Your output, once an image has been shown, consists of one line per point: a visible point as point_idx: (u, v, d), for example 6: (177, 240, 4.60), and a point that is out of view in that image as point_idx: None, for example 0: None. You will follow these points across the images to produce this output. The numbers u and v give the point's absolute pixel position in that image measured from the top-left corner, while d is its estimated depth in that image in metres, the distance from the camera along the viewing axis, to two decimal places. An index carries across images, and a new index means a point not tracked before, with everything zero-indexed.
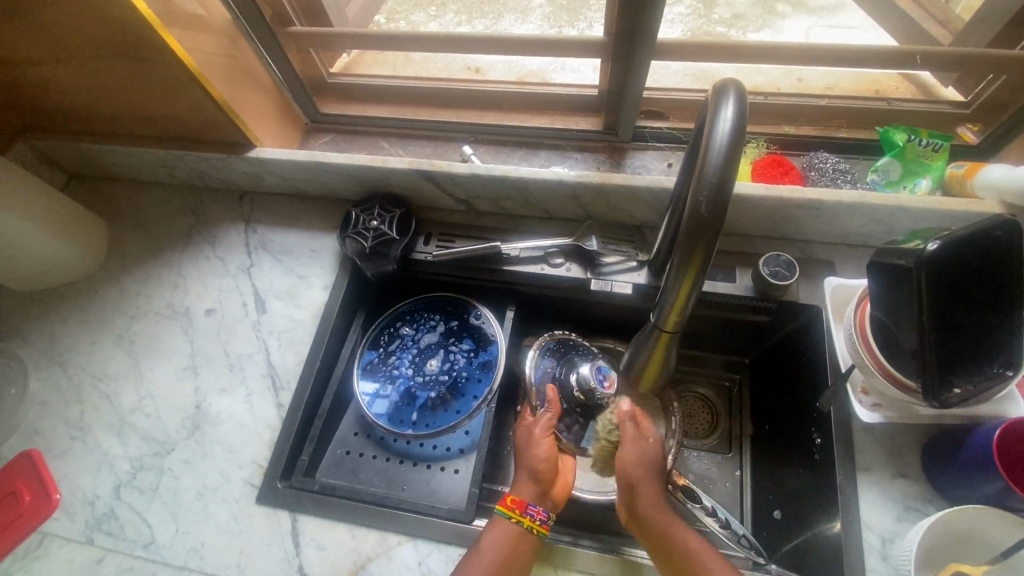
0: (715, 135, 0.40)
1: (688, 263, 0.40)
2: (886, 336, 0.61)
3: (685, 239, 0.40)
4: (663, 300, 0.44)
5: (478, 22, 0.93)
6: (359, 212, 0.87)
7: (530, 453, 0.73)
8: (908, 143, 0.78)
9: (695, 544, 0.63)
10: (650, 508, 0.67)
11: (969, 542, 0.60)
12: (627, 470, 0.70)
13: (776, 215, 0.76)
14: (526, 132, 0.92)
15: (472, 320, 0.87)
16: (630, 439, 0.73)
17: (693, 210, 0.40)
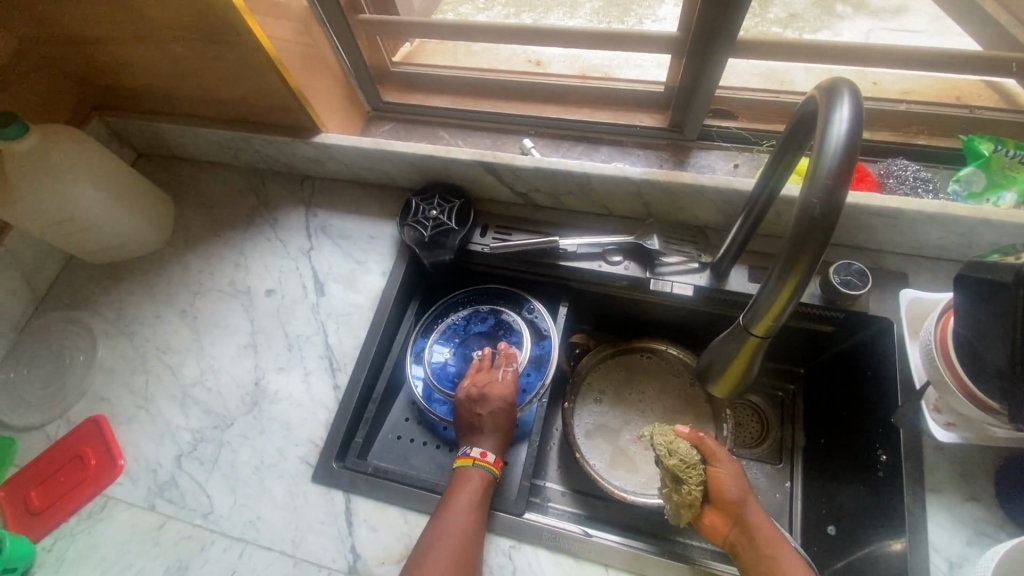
0: (829, 134, 0.39)
1: (791, 271, 0.40)
2: (969, 355, 0.58)
3: (791, 245, 0.40)
4: (757, 304, 0.44)
5: (530, 14, 0.91)
6: (420, 201, 0.88)
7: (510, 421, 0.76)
8: (993, 153, 0.74)
9: (788, 554, 0.61)
10: (762, 529, 0.62)
11: None
12: (734, 493, 0.64)
13: (849, 222, 0.74)
14: (587, 127, 0.92)
15: (525, 314, 0.86)
16: (722, 457, 0.67)
17: (802, 212, 0.39)
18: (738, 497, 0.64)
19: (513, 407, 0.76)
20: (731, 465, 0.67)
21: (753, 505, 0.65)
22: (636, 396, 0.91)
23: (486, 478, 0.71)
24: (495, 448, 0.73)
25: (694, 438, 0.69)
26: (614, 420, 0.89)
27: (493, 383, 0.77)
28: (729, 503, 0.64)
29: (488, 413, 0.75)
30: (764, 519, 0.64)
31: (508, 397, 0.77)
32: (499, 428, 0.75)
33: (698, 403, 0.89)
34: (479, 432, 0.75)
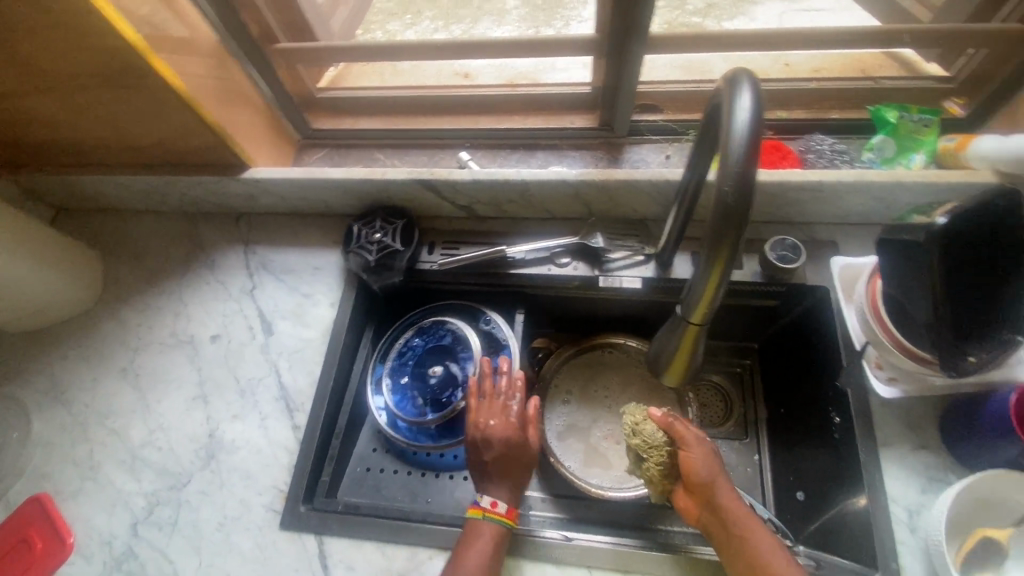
0: (734, 122, 0.40)
1: (716, 258, 0.41)
2: (899, 315, 0.62)
3: (711, 233, 0.41)
4: (692, 292, 0.45)
5: (457, 25, 0.91)
6: (361, 225, 0.85)
7: (518, 462, 0.72)
8: (899, 120, 0.79)
9: (756, 531, 0.60)
10: (735, 508, 0.62)
11: (991, 506, 0.62)
12: (703, 476, 0.65)
13: (778, 199, 0.77)
14: (521, 133, 0.92)
15: (483, 326, 0.85)
16: (692, 441, 0.68)
17: (719, 198, 0.40)
18: (707, 479, 0.65)
19: (520, 447, 0.72)
20: (703, 448, 0.67)
21: (724, 485, 0.65)
22: (602, 391, 0.92)
23: (500, 531, 0.67)
24: (506, 496, 0.69)
25: (663, 421, 0.70)
26: (584, 419, 0.90)
27: (496, 424, 0.73)
28: (698, 485, 0.65)
29: (497, 456, 0.72)
30: (735, 497, 0.64)
31: (511, 435, 0.73)
32: (509, 471, 0.71)
33: (662, 390, 0.90)
34: (492, 479, 0.71)
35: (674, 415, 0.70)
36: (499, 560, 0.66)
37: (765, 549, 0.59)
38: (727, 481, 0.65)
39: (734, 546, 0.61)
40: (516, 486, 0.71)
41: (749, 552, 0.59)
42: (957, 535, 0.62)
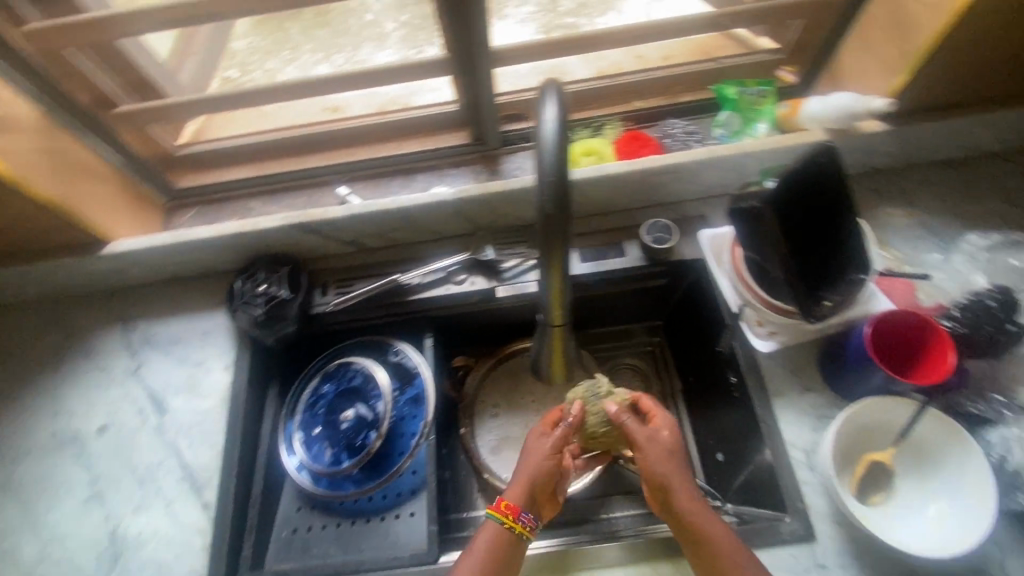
0: (544, 135, 0.43)
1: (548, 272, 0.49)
2: (759, 272, 0.67)
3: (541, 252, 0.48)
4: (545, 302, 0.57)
5: (339, 55, 0.94)
6: (243, 281, 0.82)
7: (532, 458, 0.66)
8: (739, 95, 0.86)
9: (710, 533, 0.58)
10: (688, 509, 0.60)
11: (872, 432, 0.67)
12: (656, 477, 0.62)
13: (645, 184, 0.81)
14: (397, 159, 0.92)
15: (391, 358, 0.83)
16: (642, 440, 0.65)
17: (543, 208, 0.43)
18: (660, 482, 0.62)
19: (538, 439, 0.68)
20: (658, 446, 0.64)
21: (680, 484, 0.61)
22: (527, 397, 0.93)
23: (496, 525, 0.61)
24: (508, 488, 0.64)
25: (615, 417, 0.68)
26: (513, 428, 0.90)
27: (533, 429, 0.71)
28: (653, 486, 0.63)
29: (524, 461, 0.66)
30: (692, 496, 0.60)
31: (540, 433, 0.69)
32: (523, 465, 0.66)
33: None
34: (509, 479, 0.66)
35: (625, 414, 0.67)
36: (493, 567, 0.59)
37: (719, 548, 0.57)
38: (682, 476, 0.62)
39: (692, 547, 0.59)
40: (532, 481, 0.64)
41: (705, 553, 0.58)
42: (848, 465, 0.67)
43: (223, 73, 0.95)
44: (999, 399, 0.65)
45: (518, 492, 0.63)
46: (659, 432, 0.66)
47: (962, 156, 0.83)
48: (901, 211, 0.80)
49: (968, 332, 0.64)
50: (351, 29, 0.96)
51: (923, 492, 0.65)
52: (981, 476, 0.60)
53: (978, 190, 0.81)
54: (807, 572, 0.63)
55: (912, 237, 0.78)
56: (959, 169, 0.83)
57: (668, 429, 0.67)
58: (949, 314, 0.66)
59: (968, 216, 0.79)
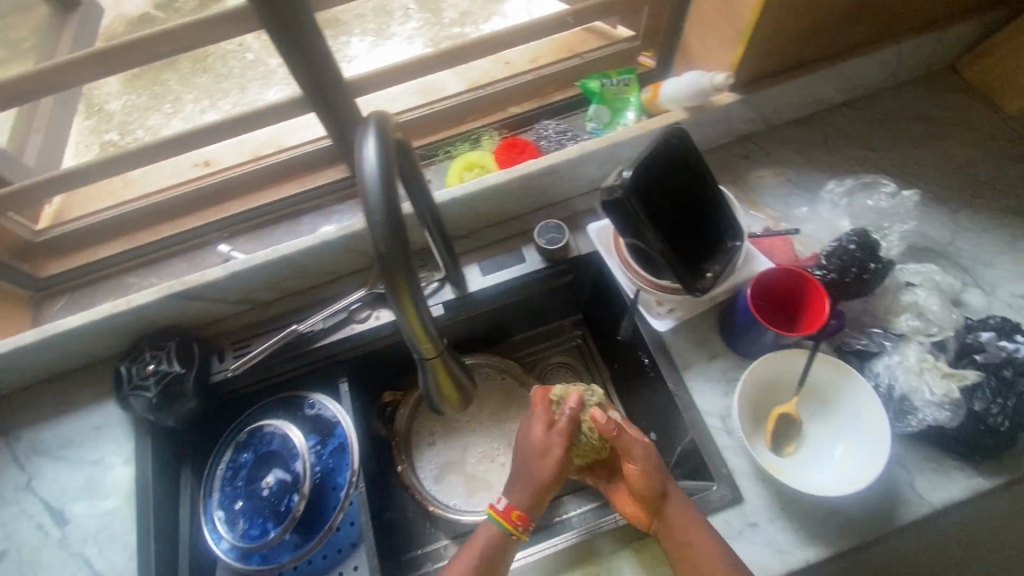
0: (364, 169, 0.40)
1: (398, 296, 0.40)
2: (642, 256, 0.70)
3: (382, 272, 0.39)
4: (408, 335, 0.44)
5: (226, 101, 0.89)
6: (129, 364, 0.76)
7: (529, 463, 0.64)
8: (603, 87, 0.89)
9: (701, 541, 0.60)
10: (681, 524, 0.61)
11: (775, 387, 0.70)
12: (648, 490, 0.62)
13: (530, 188, 0.82)
14: (279, 204, 0.88)
15: (307, 412, 0.80)
16: (635, 453, 0.62)
17: (377, 247, 0.39)
18: (654, 493, 0.62)
19: (538, 444, 0.65)
20: (648, 458, 0.63)
21: (673, 492, 0.63)
22: (463, 417, 0.92)
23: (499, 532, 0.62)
24: (512, 496, 0.63)
25: (604, 428, 0.63)
26: (452, 452, 0.90)
27: (528, 426, 0.67)
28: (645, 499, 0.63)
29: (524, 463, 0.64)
30: (684, 509, 0.62)
31: (538, 434, 0.65)
32: (523, 471, 0.64)
33: (515, 391, 0.95)
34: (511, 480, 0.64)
35: (622, 425, 0.63)
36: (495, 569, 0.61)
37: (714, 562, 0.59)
38: (674, 488, 0.63)
39: (684, 562, 0.60)
40: (531, 486, 0.63)
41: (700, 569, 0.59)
42: (760, 424, 0.70)
43: (105, 136, 0.89)
44: (877, 331, 0.70)
45: (525, 499, 0.63)
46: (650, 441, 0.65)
47: (814, 110, 0.89)
48: (770, 171, 0.85)
49: (838, 277, 0.68)
50: (233, 72, 0.90)
51: (829, 435, 0.68)
52: (873, 407, 0.65)
53: (832, 140, 0.87)
54: (740, 534, 0.65)
55: (782, 195, 0.83)
56: (814, 123, 0.88)
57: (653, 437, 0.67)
58: (819, 264, 0.70)
59: (828, 165, 0.85)
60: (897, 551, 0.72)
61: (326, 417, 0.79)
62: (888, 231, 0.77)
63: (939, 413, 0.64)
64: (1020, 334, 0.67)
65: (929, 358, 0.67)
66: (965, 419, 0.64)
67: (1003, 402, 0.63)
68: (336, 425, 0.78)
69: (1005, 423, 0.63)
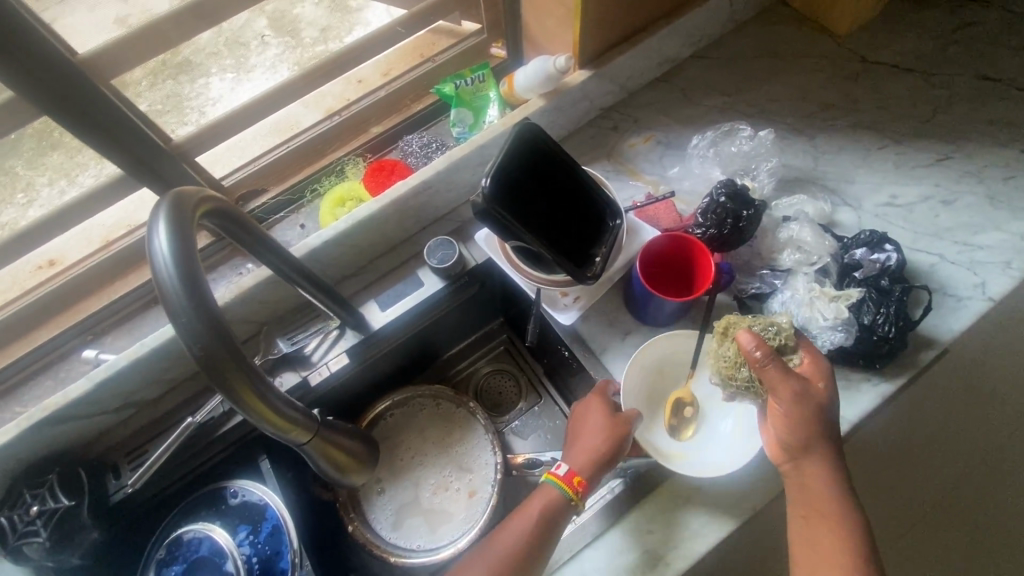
0: (159, 267, 0.35)
1: (237, 395, 0.36)
2: (531, 256, 0.68)
3: (212, 376, 0.36)
4: (268, 429, 0.40)
5: (86, 175, 0.74)
6: (9, 512, 0.67)
7: (590, 437, 0.66)
8: (458, 89, 0.85)
9: (833, 502, 0.58)
10: (815, 485, 0.59)
11: (666, 369, 0.74)
12: (796, 434, 0.59)
13: (408, 211, 0.79)
14: (144, 288, 0.80)
15: (231, 502, 0.74)
16: (790, 394, 0.58)
17: (196, 353, 0.35)
18: (804, 443, 0.59)
19: (600, 421, 0.67)
20: (804, 402, 0.58)
21: (821, 448, 0.59)
22: (406, 455, 0.89)
23: (555, 498, 0.64)
24: (572, 463, 0.66)
25: (755, 360, 0.58)
26: (404, 493, 0.86)
27: (592, 407, 0.69)
28: (791, 445, 0.60)
29: (583, 431, 0.67)
30: (824, 471, 0.59)
31: (601, 416, 0.67)
32: (586, 443, 0.66)
33: (453, 413, 0.91)
34: (572, 443, 0.68)
35: (774, 358, 0.58)
36: (539, 547, 0.61)
37: (832, 524, 0.58)
38: (824, 444, 0.59)
39: (804, 518, 0.59)
40: (593, 456, 0.65)
41: (820, 531, 0.58)
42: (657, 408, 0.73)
43: None
44: (766, 273, 0.73)
45: (582, 465, 0.65)
46: (811, 385, 0.59)
47: (668, 68, 0.90)
48: (641, 137, 0.86)
49: (717, 231, 0.70)
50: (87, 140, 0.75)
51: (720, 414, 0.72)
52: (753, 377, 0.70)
53: (691, 93, 0.89)
54: (688, 500, 0.67)
55: (655, 159, 0.84)
56: (670, 81, 0.90)
57: (823, 384, 0.60)
58: (698, 223, 0.71)
59: (691, 120, 0.87)
60: None
61: (253, 503, 0.73)
62: (757, 172, 0.80)
63: (836, 336, 0.67)
64: (888, 243, 0.71)
65: (816, 287, 0.69)
66: (860, 335, 0.67)
67: (887, 311, 0.67)
68: (267, 509, 0.73)
69: (893, 331, 0.66)
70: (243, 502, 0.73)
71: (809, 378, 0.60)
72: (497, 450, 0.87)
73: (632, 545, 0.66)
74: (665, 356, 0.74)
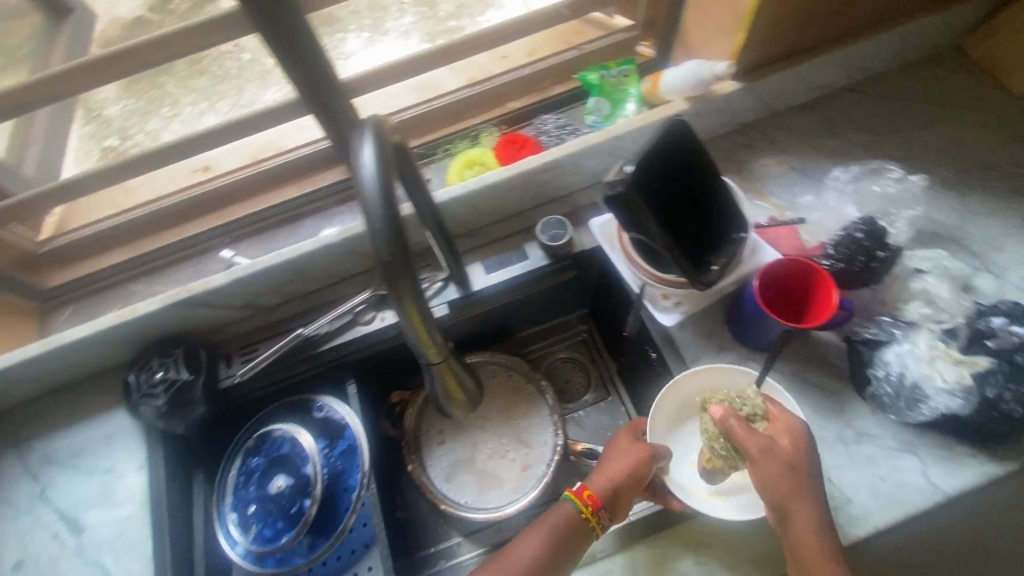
0: (363, 181, 0.40)
1: (403, 304, 0.40)
2: (648, 249, 0.70)
3: (387, 283, 0.40)
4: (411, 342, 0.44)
5: (223, 101, 0.88)
6: (138, 372, 0.76)
7: (616, 460, 0.66)
8: (602, 78, 0.87)
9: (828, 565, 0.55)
10: (808, 547, 0.56)
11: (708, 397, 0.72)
12: (775, 494, 0.58)
13: (531, 186, 0.81)
14: (282, 207, 0.87)
15: (315, 414, 0.80)
16: (759, 453, 0.59)
17: (379, 257, 0.39)
18: (787, 502, 0.57)
19: (628, 447, 0.67)
20: (778, 459, 0.58)
21: (804, 506, 0.57)
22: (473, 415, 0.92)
23: (571, 514, 0.63)
24: (593, 483, 0.65)
25: (724, 423, 0.61)
26: (463, 449, 0.90)
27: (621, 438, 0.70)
28: (775, 504, 0.58)
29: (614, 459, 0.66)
30: (810, 516, 0.57)
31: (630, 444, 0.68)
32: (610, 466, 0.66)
33: (523, 388, 0.94)
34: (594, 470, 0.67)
35: (738, 423, 0.60)
36: (553, 560, 0.60)
37: None
38: (805, 501, 0.57)
39: None
40: (617, 477, 0.64)
41: None
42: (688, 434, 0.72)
43: (104, 141, 0.89)
44: (886, 320, 0.70)
45: (602, 485, 0.64)
46: (780, 444, 0.59)
47: (817, 96, 0.87)
48: (774, 160, 0.84)
49: (845, 266, 0.69)
50: (230, 73, 0.89)
51: None
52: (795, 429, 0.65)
53: (836, 126, 0.86)
54: (750, 526, 0.67)
55: (786, 184, 0.82)
56: (816, 109, 0.87)
57: (792, 437, 0.60)
58: (826, 254, 0.70)
59: (831, 152, 0.84)
60: (908, 536, 0.72)
61: (334, 420, 0.79)
62: (894, 217, 0.77)
63: (951, 401, 0.65)
64: None
65: (940, 347, 0.67)
66: (979, 407, 0.64)
67: (1017, 389, 0.63)
68: (345, 428, 0.78)
69: (1020, 411, 0.63)
70: (325, 417, 0.79)
71: (778, 435, 0.61)
72: (560, 432, 0.89)
73: (682, 554, 0.67)
74: None
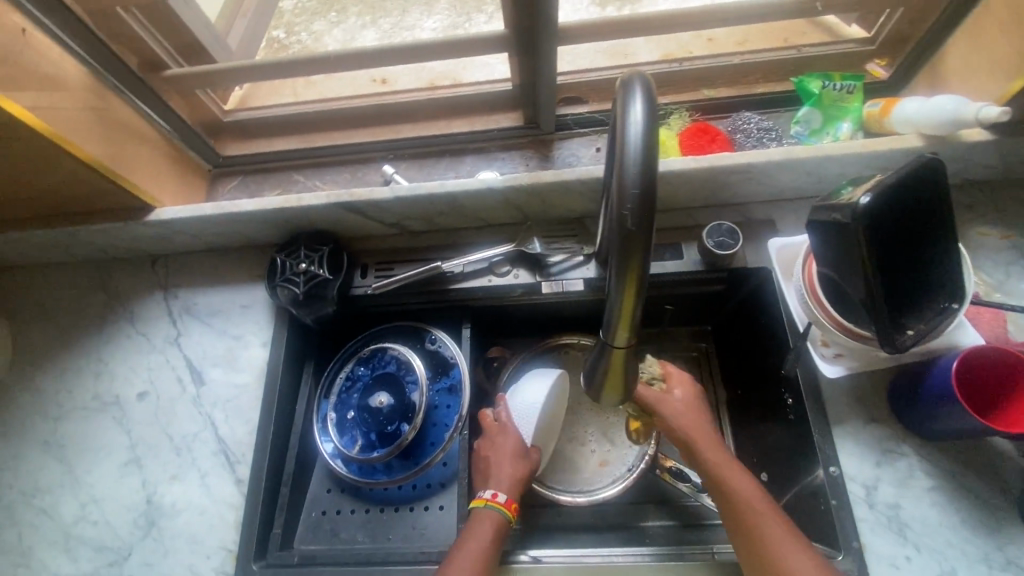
0: (627, 143, 0.39)
1: (626, 274, 0.40)
2: (836, 293, 0.61)
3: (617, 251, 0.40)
4: (609, 313, 0.44)
5: (384, 20, 0.91)
6: (285, 256, 0.79)
7: (501, 452, 0.71)
8: (823, 90, 0.78)
9: (759, 506, 0.58)
10: (740, 491, 0.60)
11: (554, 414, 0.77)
12: (681, 433, 0.67)
13: (712, 184, 0.75)
14: (448, 138, 0.87)
15: (427, 346, 0.81)
16: (654, 402, 0.71)
17: (622, 222, 0.39)
18: (688, 436, 0.67)
19: (507, 442, 0.71)
20: (669, 406, 0.70)
21: (707, 442, 0.66)
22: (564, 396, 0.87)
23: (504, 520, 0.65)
24: (505, 486, 0.67)
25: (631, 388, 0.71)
26: None
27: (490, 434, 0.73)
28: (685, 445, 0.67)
29: (500, 461, 0.70)
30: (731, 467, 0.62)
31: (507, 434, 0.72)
32: (510, 465, 0.69)
33: None
34: (494, 473, 0.69)
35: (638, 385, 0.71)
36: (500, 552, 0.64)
37: (760, 523, 0.57)
38: (713, 444, 0.65)
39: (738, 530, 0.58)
40: (516, 476, 0.69)
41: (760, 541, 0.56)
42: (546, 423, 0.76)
43: (272, 31, 0.95)
44: None
45: (514, 488, 0.67)
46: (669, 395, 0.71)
47: None
48: (997, 231, 0.73)
49: None
50: None
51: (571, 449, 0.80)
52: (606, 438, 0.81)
53: None
54: None
55: (1003, 262, 0.71)
56: None
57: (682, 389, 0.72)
58: None
59: None
60: None
61: (443, 357, 0.80)
62: None
63: None
64: None
65: None
66: None
67: None
68: (453, 368, 0.79)
69: None
70: (434, 352, 0.80)
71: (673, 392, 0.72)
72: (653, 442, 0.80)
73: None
74: (904, 466, 0.65)
